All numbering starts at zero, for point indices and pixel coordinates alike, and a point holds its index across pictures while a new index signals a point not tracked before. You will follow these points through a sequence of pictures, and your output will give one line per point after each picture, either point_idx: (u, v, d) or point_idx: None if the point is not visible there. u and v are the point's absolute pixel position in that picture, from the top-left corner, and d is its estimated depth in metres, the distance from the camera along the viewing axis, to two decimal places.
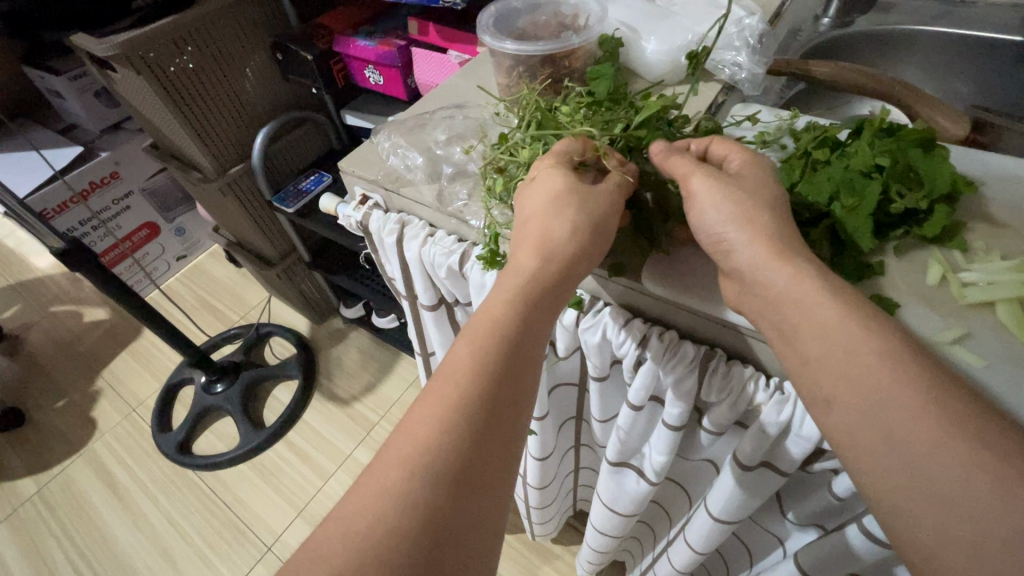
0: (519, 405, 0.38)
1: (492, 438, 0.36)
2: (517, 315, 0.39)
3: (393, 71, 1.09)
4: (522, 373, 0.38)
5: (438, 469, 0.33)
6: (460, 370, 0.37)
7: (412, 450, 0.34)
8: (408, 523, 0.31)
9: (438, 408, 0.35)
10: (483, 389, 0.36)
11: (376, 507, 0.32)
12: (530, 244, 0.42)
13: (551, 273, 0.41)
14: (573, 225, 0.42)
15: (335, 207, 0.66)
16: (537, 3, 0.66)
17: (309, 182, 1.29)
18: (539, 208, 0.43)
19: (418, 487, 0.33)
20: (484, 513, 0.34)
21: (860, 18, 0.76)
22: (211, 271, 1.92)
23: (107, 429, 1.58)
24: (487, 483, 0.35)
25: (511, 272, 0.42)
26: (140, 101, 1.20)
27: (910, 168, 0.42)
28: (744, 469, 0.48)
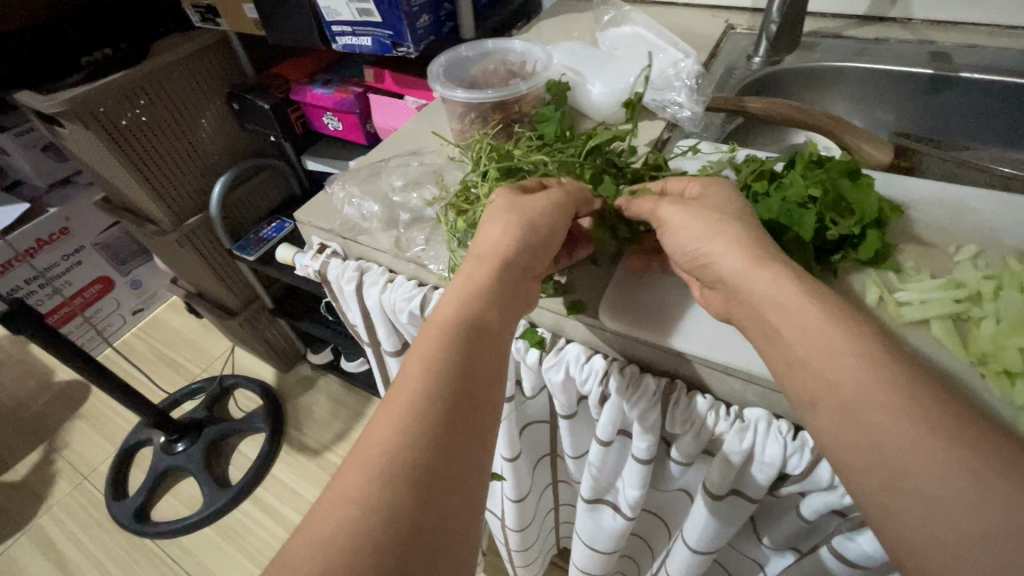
0: (484, 398, 0.38)
1: (458, 433, 0.35)
2: (471, 315, 0.41)
3: (351, 117, 1.11)
4: (483, 369, 0.39)
5: (402, 467, 0.33)
6: (416, 373, 0.37)
7: (377, 450, 0.33)
8: (375, 524, 0.30)
9: (398, 410, 0.35)
10: (442, 386, 0.36)
11: (340, 515, 0.30)
12: (477, 255, 0.44)
13: (504, 278, 0.43)
14: (512, 230, 0.44)
15: (291, 258, 0.65)
16: (487, 52, 0.69)
17: (271, 229, 1.28)
18: (483, 220, 0.46)
19: (386, 485, 0.32)
20: (456, 509, 0.33)
21: (788, 57, 0.80)
22: (169, 324, 1.84)
23: (56, 501, 1.47)
24: (459, 479, 0.34)
25: (466, 280, 0.43)
26: (90, 156, 1.18)
27: (840, 196, 0.45)
28: (714, 498, 0.48)
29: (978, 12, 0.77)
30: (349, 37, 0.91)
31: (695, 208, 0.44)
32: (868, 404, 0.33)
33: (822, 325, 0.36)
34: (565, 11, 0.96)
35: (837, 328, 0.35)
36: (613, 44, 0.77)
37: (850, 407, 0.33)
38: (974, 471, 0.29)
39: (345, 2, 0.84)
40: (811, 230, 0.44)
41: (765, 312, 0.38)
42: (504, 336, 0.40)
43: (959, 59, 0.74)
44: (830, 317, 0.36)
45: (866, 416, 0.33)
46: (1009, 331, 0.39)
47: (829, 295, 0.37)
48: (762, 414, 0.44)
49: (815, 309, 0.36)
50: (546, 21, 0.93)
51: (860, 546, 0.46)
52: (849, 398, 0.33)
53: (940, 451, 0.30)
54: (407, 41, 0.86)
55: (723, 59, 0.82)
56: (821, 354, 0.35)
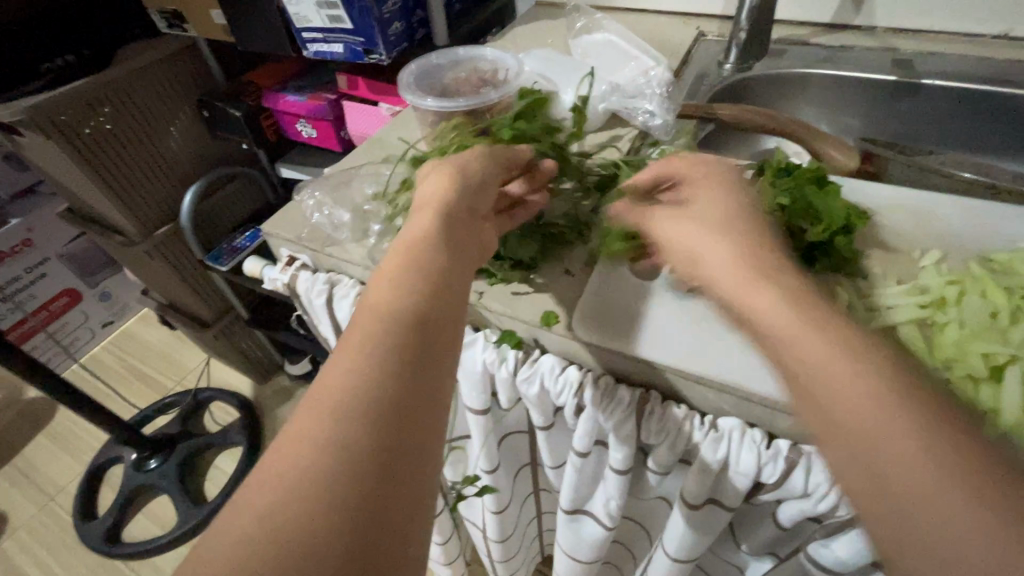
0: (436, 330, 0.35)
1: (416, 375, 0.32)
2: (420, 256, 0.38)
3: (325, 124, 1.09)
4: (437, 308, 0.36)
5: (355, 407, 0.30)
6: (365, 318, 0.34)
7: (327, 395, 0.31)
8: (331, 466, 0.28)
9: (348, 357, 0.32)
10: (392, 328, 0.34)
11: (291, 467, 0.28)
12: (423, 202, 0.42)
13: (448, 219, 0.41)
14: (448, 181, 0.43)
15: (260, 271, 0.63)
16: (459, 60, 0.69)
17: (244, 238, 1.25)
18: (427, 175, 0.44)
19: (340, 428, 0.29)
20: (419, 441, 0.31)
21: (757, 64, 0.81)
22: (140, 336, 1.79)
23: (20, 524, 1.41)
24: (421, 420, 0.31)
25: (409, 226, 0.41)
26: (52, 166, 1.14)
27: (808, 204, 0.45)
28: (692, 507, 0.48)
29: (941, 21, 0.78)
30: (320, 43, 0.90)
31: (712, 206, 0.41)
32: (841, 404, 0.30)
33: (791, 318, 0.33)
34: (540, 17, 0.96)
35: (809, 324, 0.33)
36: (587, 50, 0.78)
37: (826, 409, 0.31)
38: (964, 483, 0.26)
39: (316, 8, 0.83)
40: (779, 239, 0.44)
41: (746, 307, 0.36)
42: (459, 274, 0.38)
43: (921, 67, 0.75)
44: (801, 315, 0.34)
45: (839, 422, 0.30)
46: (972, 337, 0.40)
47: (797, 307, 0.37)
48: (737, 423, 0.44)
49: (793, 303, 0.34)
50: (521, 27, 0.93)
51: (833, 552, 0.47)
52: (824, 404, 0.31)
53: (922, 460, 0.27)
54: (380, 48, 0.85)
55: (695, 66, 0.83)
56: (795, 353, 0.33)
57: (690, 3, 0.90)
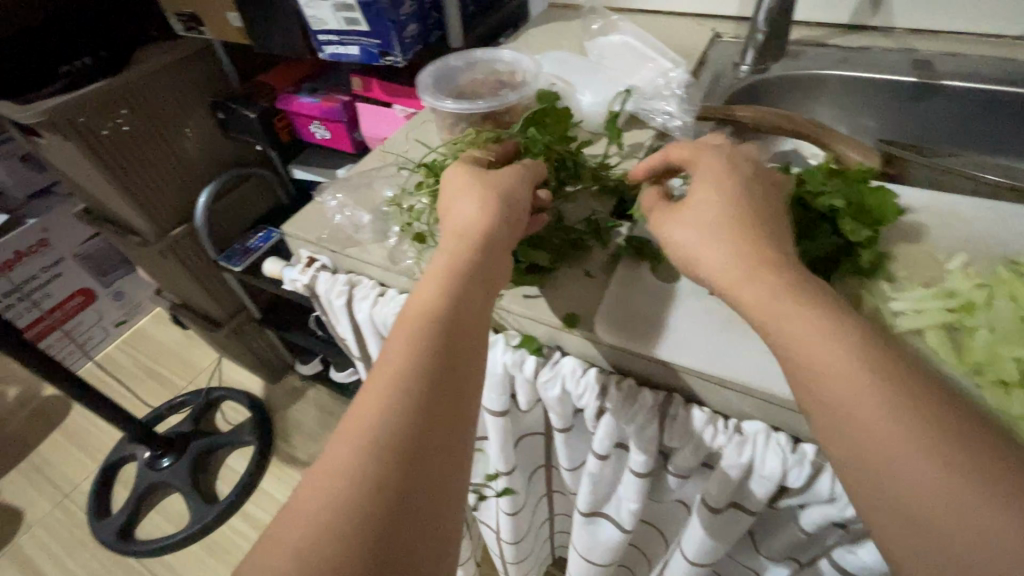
0: (463, 366, 0.37)
1: (441, 411, 0.35)
2: (450, 292, 0.40)
3: (338, 126, 1.10)
4: (464, 346, 0.38)
5: (387, 439, 0.33)
6: (397, 351, 0.37)
7: (362, 425, 0.33)
8: (364, 495, 0.31)
9: (381, 389, 0.35)
10: (422, 364, 0.36)
11: (326, 491, 0.31)
12: (453, 231, 0.44)
13: (476, 248, 0.43)
14: (481, 207, 0.44)
15: (280, 271, 0.63)
16: (476, 62, 0.69)
17: (258, 239, 1.27)
18: (456, 198, 0.46)
19: (373, 458, 0.32)
20: (443, 473, 0.34)
21: (774, 65, 0.80)
22: (153, 336, 1.81)
23: (36, 520, 1.43)
24: (444, 454, 0.34)
25: (439, 252, 0.43)
26: (71, 167, 1.15)
27: (861, 205, 0.47)
28: (713, 511, 0.48)
29: (960, 21, 0.78)
30: (336, 45, 0.90)
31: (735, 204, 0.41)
32: (851, 414, 0.32)
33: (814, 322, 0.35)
34: (553, 19, 0.96)
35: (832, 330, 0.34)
36: (602, 52, 0.78)
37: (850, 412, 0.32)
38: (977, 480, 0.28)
39: (332, 11, 0.83)
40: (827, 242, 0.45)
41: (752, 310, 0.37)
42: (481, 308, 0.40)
43: (941, 67, 0.75)
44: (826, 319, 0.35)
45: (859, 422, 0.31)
46: (1003, 341, 0.40)
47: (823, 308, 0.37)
48: (761, 427, 0.43)
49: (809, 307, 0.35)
50: (534, 29, 0.93)
51: (859, 559, 0.47)
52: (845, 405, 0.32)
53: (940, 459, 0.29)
54: (395, 50, 0.85)
55: (710, 67, 0.83)
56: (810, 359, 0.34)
57: (704, 4, 0.90)
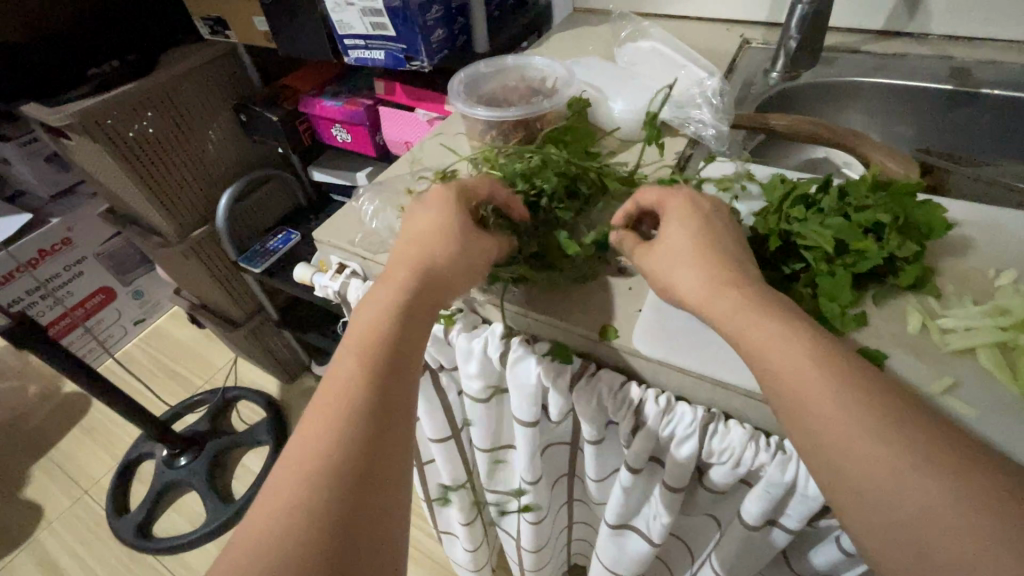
0: (399, 402, 0.41)
1: (381, 449, 0.38)
2: (396, 327, 0.43)
3: (360, 129, 1.10)
4: (406, 383, 0.42)
5: (329, 473, 0.36)
6: (346, 384, 0.40)
7: (307, 457, 0.37)
8: (305, 524, 0.34)
9: (331, 421, 0.38)
10: (369, 400, 0.39)
11: (276, 518, 0.34)
12: (409, 263, 0.46)
13: (423, 285, 0.45)
14: (437, 243, 0.47)
15: (309, 277, 0.63)
16: (506, 68, 0.69)
17: (277, 240, 1.27)
18: (421, 230, 0.48)
19: (315, 490, 0.35)
20: (380, 504, 0.37)
21: (805, 73, 0.79)
22: (171, 334, 1.83)
23: (56, 515, 1.45)
24: (384, 486, 0.37)
25: (388, 286, 0.45)
26: (96, 168, 1.17)
27: (906, 219, 0.45)
28: (750, 527, 0.48)
29: (999, 28, 0.76)
30: (362, 50, 0.90)
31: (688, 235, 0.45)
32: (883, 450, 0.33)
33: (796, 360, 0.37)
34: (579, 25, 0.96)
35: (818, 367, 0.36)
36: (631, 58, 0.77)
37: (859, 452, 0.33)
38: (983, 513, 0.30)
39: (360, 16, 0.84)
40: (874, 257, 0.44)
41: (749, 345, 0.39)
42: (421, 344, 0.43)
43: (979, 75, 0.73)
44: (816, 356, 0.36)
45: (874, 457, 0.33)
46: None
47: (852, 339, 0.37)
48: None
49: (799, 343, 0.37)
50: (560, 34, 0.92)
51: None
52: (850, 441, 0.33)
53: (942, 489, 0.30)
54: (422, 55, 0.85)
55: (740, 73, 0.82)
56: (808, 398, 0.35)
57: (734, 9, 0.89)
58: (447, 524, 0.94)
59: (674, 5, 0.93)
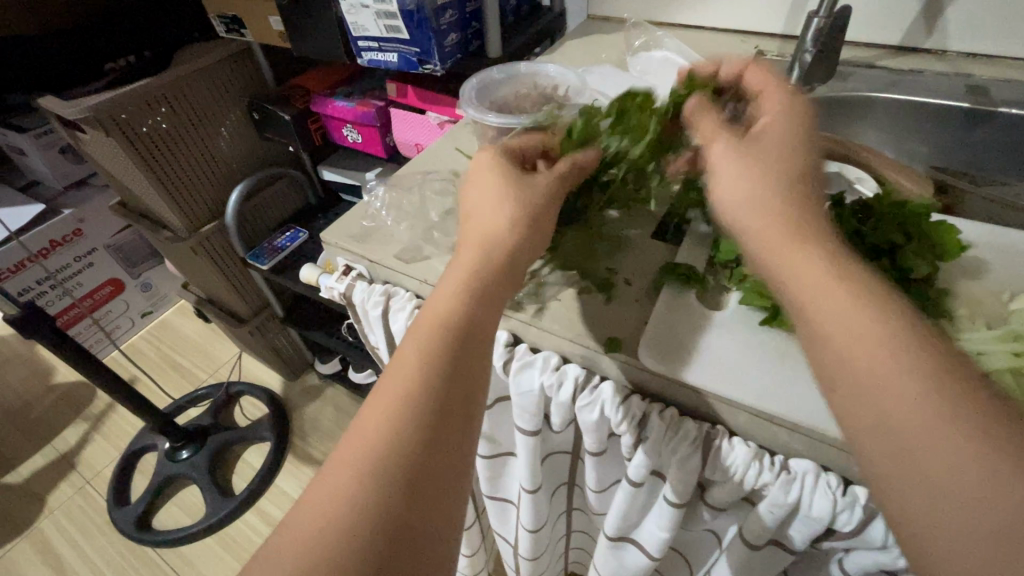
0: (464, 393, 0.38)
1: (444, 445, 0.36)
2: (462, 315, 0.40)
3: (371, 130, 1.10)
4: (469, 377, 0.39)
5: (387, 465, 0.34)
6: (407, 375, 0.38)
7: (363, 447, 0.35)
8: (361, 518, 0.32)
9: (387, 414, 0.36)
10: (429, 394, 0.37)
11: (322, 512, 0.33)
12: (473, 243, 0.44)
13: (490, 266, 0.43)
14: (510, 219, 0.44)
15: (316, 278, 0.64)
16: (518, 75, 0.69)
17: (285, 238, 1.28)
18: (484, 204, 0.45)
19: (372, 483, 0.34)
20: (439, 501, 0.35)
21: (820, 86, 0.79)
22: (177, 328, 1.84)
23: (58, 504, 1.46)
24: (438, 489, 0.35)
25: (457, 266, 0.43)
26: (109, 161, 1.18)
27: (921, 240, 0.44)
28: (753, 546, 0.47)
29: (1018, 47, 0.75)
30: (375, 52, 0.91)
31: (743, 143, 0.39)
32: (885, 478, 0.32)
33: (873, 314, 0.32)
34: (593, 32, 0.96)
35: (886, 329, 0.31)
36: (644, 68, 0.77)
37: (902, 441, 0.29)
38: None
39: (374, 18, 0.84)
40: None
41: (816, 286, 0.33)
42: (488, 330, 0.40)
43: (997, 93, 0.73)
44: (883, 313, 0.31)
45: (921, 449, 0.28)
46: None
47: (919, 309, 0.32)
48: (811, 466, 0.42)
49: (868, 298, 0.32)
50: (573, 41, 0.92)
51: None
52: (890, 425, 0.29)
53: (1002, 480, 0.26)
54: (435, 59, 0.85)
55: None
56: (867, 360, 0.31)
57: (748, 21, 0.89)
58: None
59: (688, 16, 0.94)
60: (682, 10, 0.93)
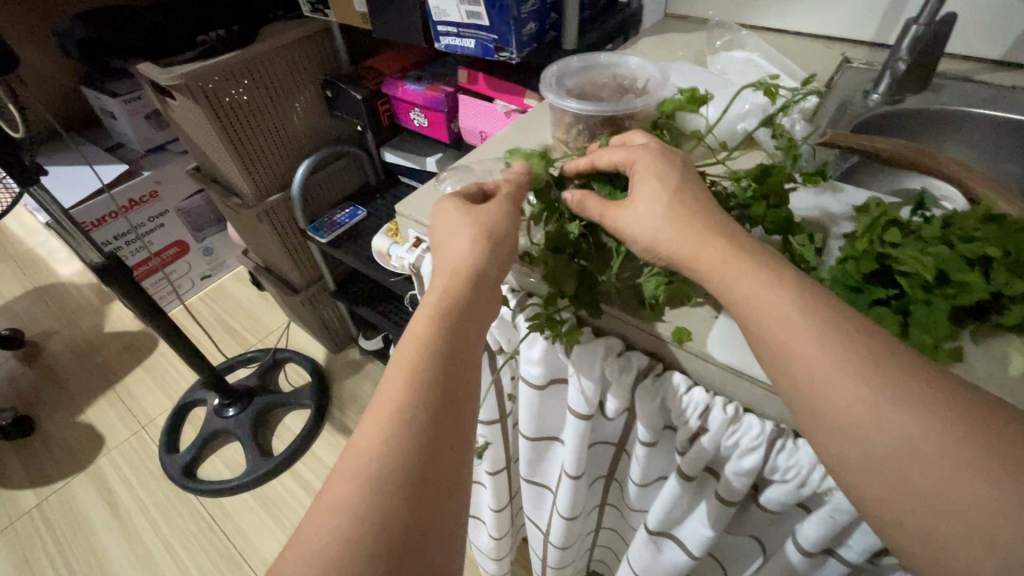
0: (454, 397, 0.41)
1: (440, 446, 0.39)
2: (445, 327, 0.44)
3: (438, 115, 1.13)
4: (458, 381, 0.42)
5: (388, 471, 0.37)
6: (396, 386, 0.41)
7: (362, 459, 0.37)
8: (369, 523, 0.35)
9: (383, 424, 0.39)
10: (419, 398, 0.40)
11: (336, 519, 0.35)
12: (445, 269, 0.47)
13: (463, 284, 0.46)
14: (477, 243, 0.47)
15: (388, 248, 0.68)
16: (598, 65, 0.69)
17: (345, 214, 1.33)
18: (443, 236, 0.49)
19: (373, 489, 0.36)
20: (444, 499, 0.38)
21: (909, 98, 0.76)
22: (233, 293, 1.94)
23: (115, 445, 1.56)
24: (441, 483, 0.38)
25: (432, 290, 0.46)
26: (192, 128, 1.25)
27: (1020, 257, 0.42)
28: (805, 552, 0.47)
29: None
30: (452, 37, 0.93)
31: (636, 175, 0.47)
32: (968, 490, 0.31)
33: (768, 309, 0.39)
34: (670, 30, 0.95)
35: (804, 319, 0.38)
36: (724, 67, 0.76)
37: (831, 412, 0.35)
38: (972, 448, 0.32)
39: (456, 4, 0.86)
40: (980, 290, 0.41)
41: (718, 289, 0.41)
42: (466, 338, 0.44)
43: None
44: (792, 301, 0.39)
45: (854, 414, 0.34)
46: None
47: (835, 305, 0.38)
48: None
49: (767, 293, 0.39)
50: (649, 38, 0.92)
51: None
52: (827, 405, 0.35)
53: (917, 432, 0.33)
54: (511, 47, 0.86)
55: (837, 93, 0.79)
56: (796, 355, 0.37)
57: (838, 26, 0.87)
58: (476, 508, 0.96)
59: (775, 18, 0.91)
60: (772, 10, 0.91)
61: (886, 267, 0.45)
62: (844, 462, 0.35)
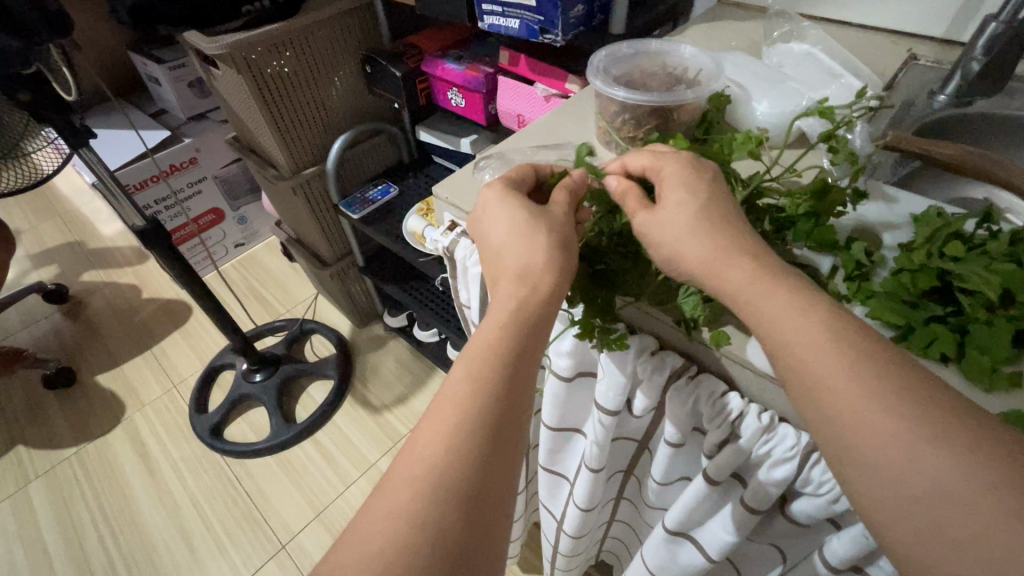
0: (514, 419, 0.41)
1: (496, 464, 0.39)
2: (513, 342, 0.42)
3: (476, 96, 1.12)
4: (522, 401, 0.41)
5: (443, 488, 0.37)
6: (458, 398, 0.40)
7: (419, 473, 0.38)
8: (420, 538, 0.35)
9: (441, 435, 0.39)
10: (481, 417, 0.40)
11: (387, 528, 0.36)
12: (515, 276, 0.45)
13: (534, 299, 0.44)
14: (550, 253, 0.45)
15: (422, 231, 0.68)
16: (648, 53, 0.67)
17: (377, 191, 1.33)
18: (507, 237, 0.47)
19: (429, 505, 0.36)
20: (494, 518, 0.38)
21: (978, 101, 0.71)
22: (265, 262, 1.98)
23: (148, 402, 1.63)
24: (491, 500, 0.38)
25: (501, 300, 0.45)
26: (233, 97, 1.26)
27: None
28: (833, 570, 0.48)
29: None
30: (496, 17, 0.91)
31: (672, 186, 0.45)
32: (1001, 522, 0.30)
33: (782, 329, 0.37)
34: (722, 18, 0.91)
35: (816, 338, 0.37)
36: (780, 61, 0.73)
37: (840, 428, 0.35)
38: (982, 471, 0.31)
39: None
40: None
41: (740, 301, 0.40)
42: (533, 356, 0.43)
43: None
44: (805, 318, 0.38)
45: (867, 432, 0.34)
46: None
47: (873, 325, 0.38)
48: None
49: (785, 309, 0.38)
50: (700, 25, 0.89)
51: None
52: (834, 420, 0.35)
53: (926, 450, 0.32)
54: (557, 29, 0.84)
55: (900, 91, 0.75)
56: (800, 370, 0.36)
57: (905, 20, 0.82)
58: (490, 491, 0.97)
59: (838, 9, 0.87)
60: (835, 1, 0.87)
61: (948, 284, 0.43)
62: (857, 477, 0.34)
